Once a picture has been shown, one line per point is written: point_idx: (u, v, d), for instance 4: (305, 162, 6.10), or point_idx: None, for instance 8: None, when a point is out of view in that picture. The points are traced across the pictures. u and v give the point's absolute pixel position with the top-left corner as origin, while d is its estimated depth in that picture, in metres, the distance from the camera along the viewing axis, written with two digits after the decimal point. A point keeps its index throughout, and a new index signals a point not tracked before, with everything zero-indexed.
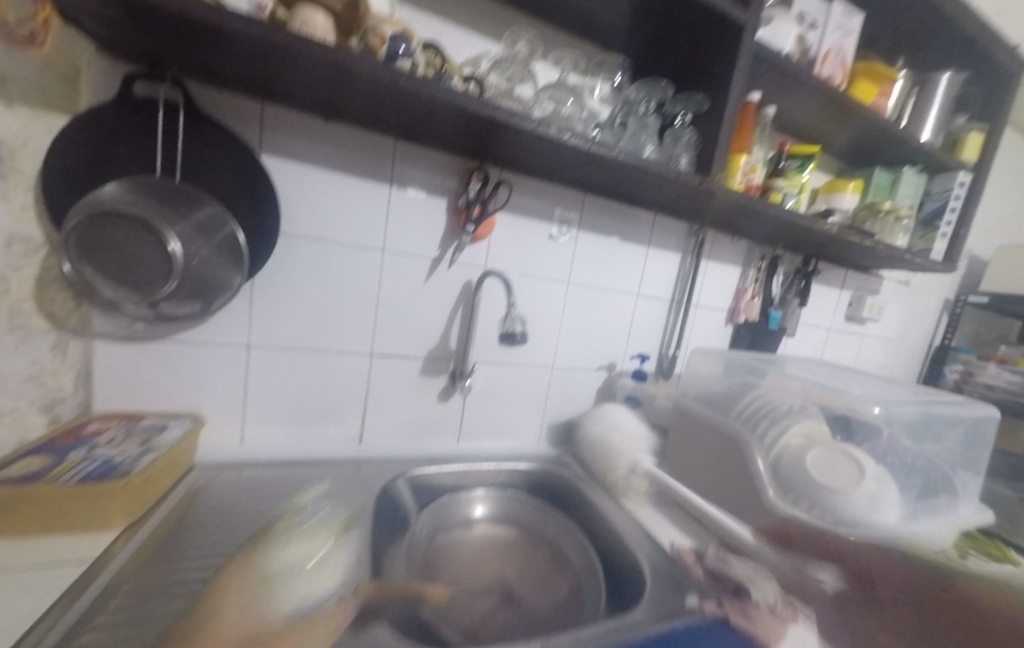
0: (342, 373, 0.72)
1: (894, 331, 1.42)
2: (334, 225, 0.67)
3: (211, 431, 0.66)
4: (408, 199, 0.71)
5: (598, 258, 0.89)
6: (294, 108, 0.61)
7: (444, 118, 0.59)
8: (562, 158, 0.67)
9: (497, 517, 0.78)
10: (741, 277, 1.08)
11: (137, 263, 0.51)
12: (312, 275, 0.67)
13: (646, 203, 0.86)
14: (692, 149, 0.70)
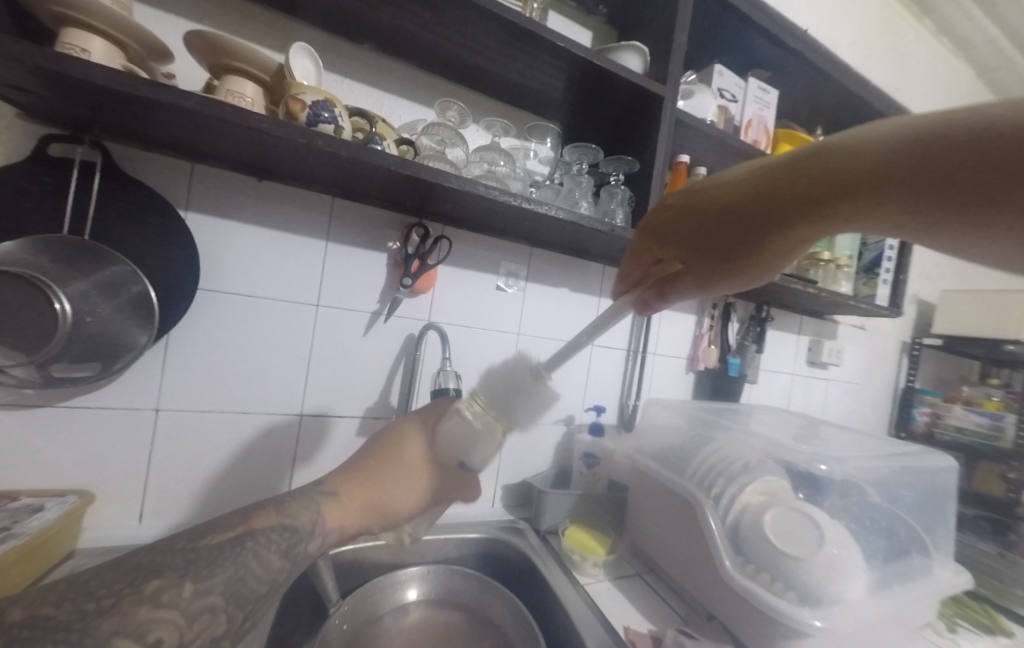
0: (268, 435, 0.67)
1: (856, 374, 1.43)
2: (263, 282, 0.65)
3: (107, 508, 0.59)
4: (344, 255, 0.70)
5: (548, 309, 0.88)
6: (223, 167, 0.60)
7: (372, 179, 0.59)
8: (499, 215, 0.67)
9: (431, 598, 0.70)
10: (696, 325, 1.09)
11: (22, 323, 0.47)
12: (236, 333, 0.64)
13: (592, 255, 0.88)
14: (627, 206, 0.71)
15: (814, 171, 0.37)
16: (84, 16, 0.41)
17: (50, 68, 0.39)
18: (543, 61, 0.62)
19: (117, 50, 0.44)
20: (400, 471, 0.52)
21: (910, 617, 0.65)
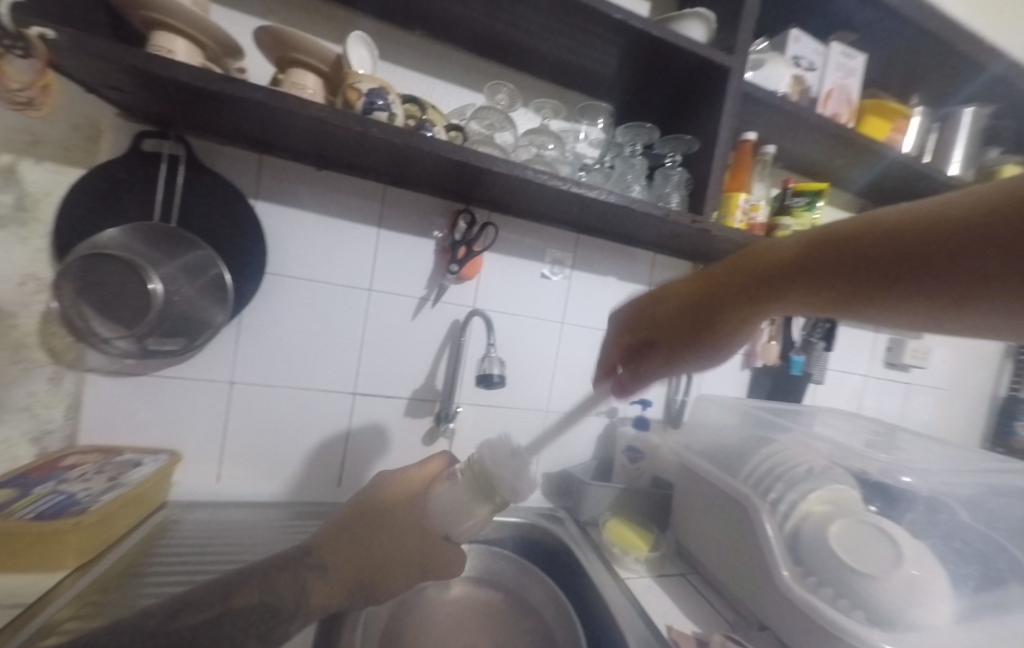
0: (323, 411, 0.72)
1: (945, 379, 1.27)
2: (321, 266, 0.69)
3: (190, 468, 0.67)
4: (394, 241, 0.72)
5: (593, 298, 0.86)
6: (287, 158, 0.64)
7: (422, 165, 0.60)
8: (548, 202, 0.66)
9: (471, 577, 0.72)
10: None
11: (122, 302, 0.53)
12: (297, 314, 0.68)
13: (642, 242, 0.84)
14: (684, 188, 0.67)
15: (777, 262, 0.39)
16: (169, 18, 0.45)
17: (143, 68, 0.43)
18: (597, 37, 0.59)
19: (198, 49, 0.48)
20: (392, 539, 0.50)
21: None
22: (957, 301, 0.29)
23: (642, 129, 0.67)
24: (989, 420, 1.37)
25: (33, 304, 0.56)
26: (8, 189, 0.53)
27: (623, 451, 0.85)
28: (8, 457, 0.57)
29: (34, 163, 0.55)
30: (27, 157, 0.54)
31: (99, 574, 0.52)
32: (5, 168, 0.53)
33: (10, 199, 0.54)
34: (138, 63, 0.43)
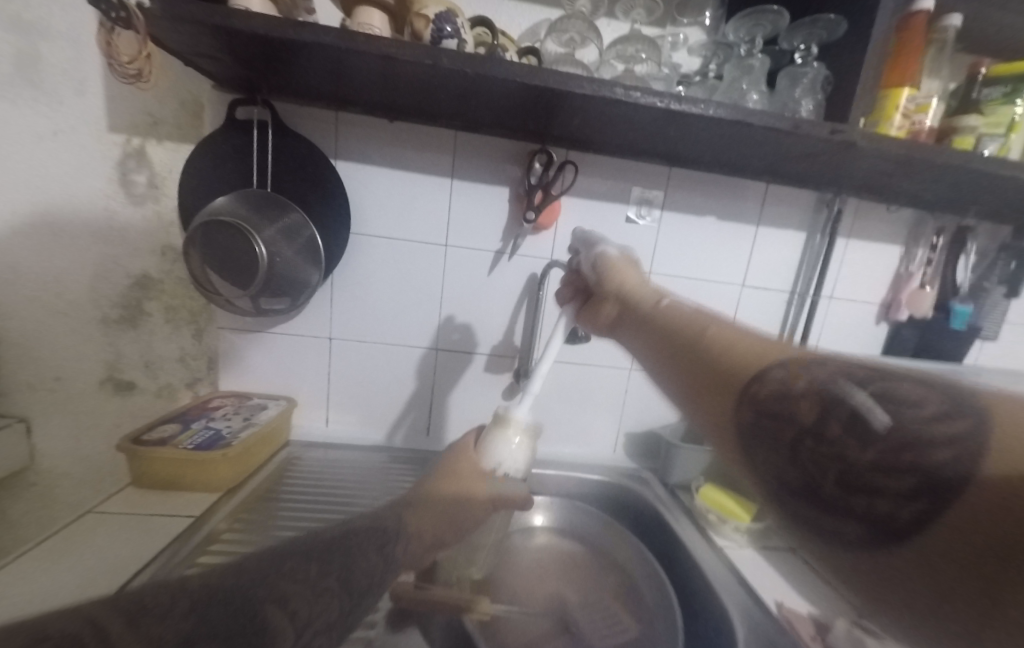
0: (411, 366, 0.75)
1: None
2: (400, 223, 0.69)
3: (304, 413, 0.75)
4: (469, 191, 0.69)
5: (687, 242, 0.76)
6: (362, 112, 0.63)
7: (496, 100, 0.54)
8: (638, 129, 0.57)
9: (557, 528, 0.73)
10: (903, 260, 0.82)
11: (237, 265, 0.58)
12: (381, 272, 0.70)
13: (754, 171, 0.70)
14: (821, 91, 0.53)
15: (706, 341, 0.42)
16: None
17: (227, 24, 0.44)
18: None
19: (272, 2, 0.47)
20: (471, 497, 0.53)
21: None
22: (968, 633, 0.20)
23: (764, 15, 0.53)
24: None
25: (173, 271, 0.64)
26: (142, 170, 0.60)
27: None
28: (173, 399, 0.69)
29: (156, 142, 0.61)
30: (150, 137, 0.60)
31: (236, 502, 0.60)
32: (138, 150, 0.60)
33: (146, 179, 0.61)
34: (222, 22, 0.44)
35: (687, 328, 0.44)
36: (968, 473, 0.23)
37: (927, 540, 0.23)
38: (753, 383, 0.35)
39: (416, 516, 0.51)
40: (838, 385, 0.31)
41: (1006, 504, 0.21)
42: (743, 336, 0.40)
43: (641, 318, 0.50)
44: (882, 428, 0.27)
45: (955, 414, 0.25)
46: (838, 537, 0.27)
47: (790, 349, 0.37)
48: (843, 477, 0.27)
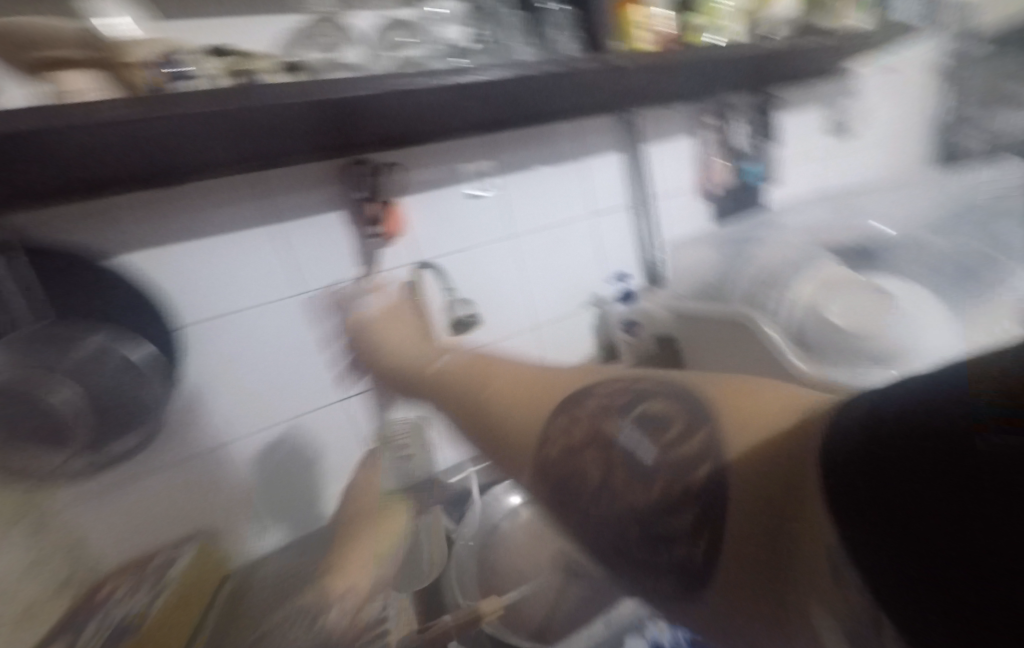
0: (319, 430, 0.71)
1: (891, 126, 1.26)
2: (239, 292, 0.61)
3: (229, 536, 0.65)
4: (301, 229, 0.63)
5: (532, 197, 0.79)
6: (123, 189, 0.52)
7: (284, 130, 0.49)
8: (440, 110, 0.56)
9: (535, 496, 0.73)
10: (700, 146, 0.96)
11: (42, 428, 0.46)
12: (244, 351, 0.62)
13: (561, 114, 0.75)
14: (578, 28, 0.57)
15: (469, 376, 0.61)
16: None
17: None
18: None
19: None
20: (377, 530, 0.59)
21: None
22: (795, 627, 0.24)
23: None
24: (936, 148, 1.38)
25: None
26: None
27: (621, 330, 0.86)
28: None
29: None
30: None
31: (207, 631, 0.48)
32: None
33: None
34: None
35: (473, 391, 0.54)
36: (718, 470, 0.30)
37: (723, 568, 0.28)
38: (549, 444, 0.41)
39: (338, 583, 0.50)
40: (604, 424, 0.38)
41: (755, 499, 0.28)
42: (519, 377, 0.52)
43: (428, 389, 0.63)
44: (652, 464, 0.34)
45: (690, 434, 0.34)
46: (673, 583, 0.31)
47: (551, 384, 0.48)
48: (648, 525, 0.32)
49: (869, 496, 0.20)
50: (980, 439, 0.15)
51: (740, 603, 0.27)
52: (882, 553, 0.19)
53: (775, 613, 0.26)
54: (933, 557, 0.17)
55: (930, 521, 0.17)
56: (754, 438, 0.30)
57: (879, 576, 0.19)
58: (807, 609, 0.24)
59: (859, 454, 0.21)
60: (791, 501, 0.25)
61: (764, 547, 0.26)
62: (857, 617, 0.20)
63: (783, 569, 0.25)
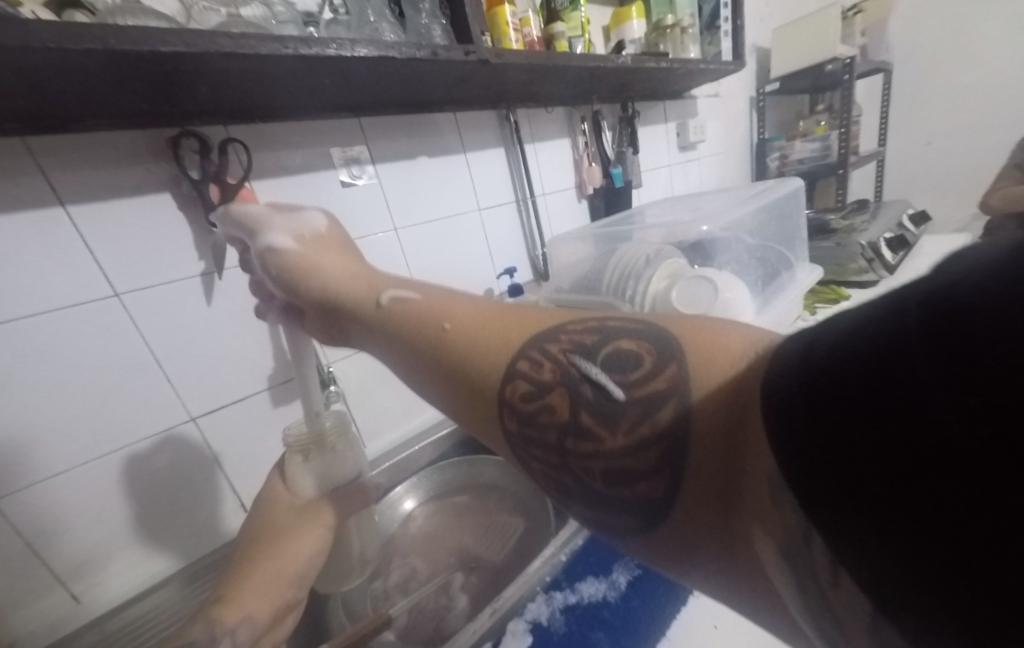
0: (151, 464, 0.56)
1: (721, 143, 1.51)
2: (12, 295, 0.46)
3: (17, 615, 0.50)
4: (109, 213, 0.50)
5: (413, 188, 0.76)
6: None
7: (64, 84, 0.38)
8: (292, 81, 0.50)
9: (428, 498, 0.72)
10: (573, 148, 1.02)
11: None
12: (26, 372, 0.47)
13: (436, 104, 0.73)
14: (443, 15, 0.56)
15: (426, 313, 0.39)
16: None
17: None
18: None
19: None
20: (311, 526, 0.44)
21: (786, 320, 0.84)
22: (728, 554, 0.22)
23: None
24: (754, 164, 1.69)
25: None
26: None
27: None
28: None
29: None
30: None
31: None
32: None
33: None
34: None
35: (422, 333, 0.36)
36: (685, 407, 0.24)
37: (678, 509, 0.24)
38: (507, 386, 0.30)
39: (233, 607, 0.37)
40: (570, 357, 0.29)
41: (715, 444, 0.22)
42: (483, 312, 0.35)
43: (372, 328, 0.41)
44: (621, 404, 0.26)
45: (658, 371, 0.26)
46: (610, 528, 0.27)
47: (532, 316, 0.33)
48: (608, 471, 0.26)
49: (804, 421, 0.17)
50: (971, 316, 0.12)
51: (685, 544, 0.24)
52: (829, 484, 0.16)
53: (726, 553, 0.22)
54: (870, 498, 0.15)
55: (875, 450, 0.14)
56: (722, 373, 0.23)
57: (819, 509, 0.16)
58: (754, 543, 0.20)
59: (795, 379, 0.18)
60: (738, 433, 0.21)
61: (716, 482, 0.22)
62: (792, 542, 0.18)
63: (732, 503, 0.21)
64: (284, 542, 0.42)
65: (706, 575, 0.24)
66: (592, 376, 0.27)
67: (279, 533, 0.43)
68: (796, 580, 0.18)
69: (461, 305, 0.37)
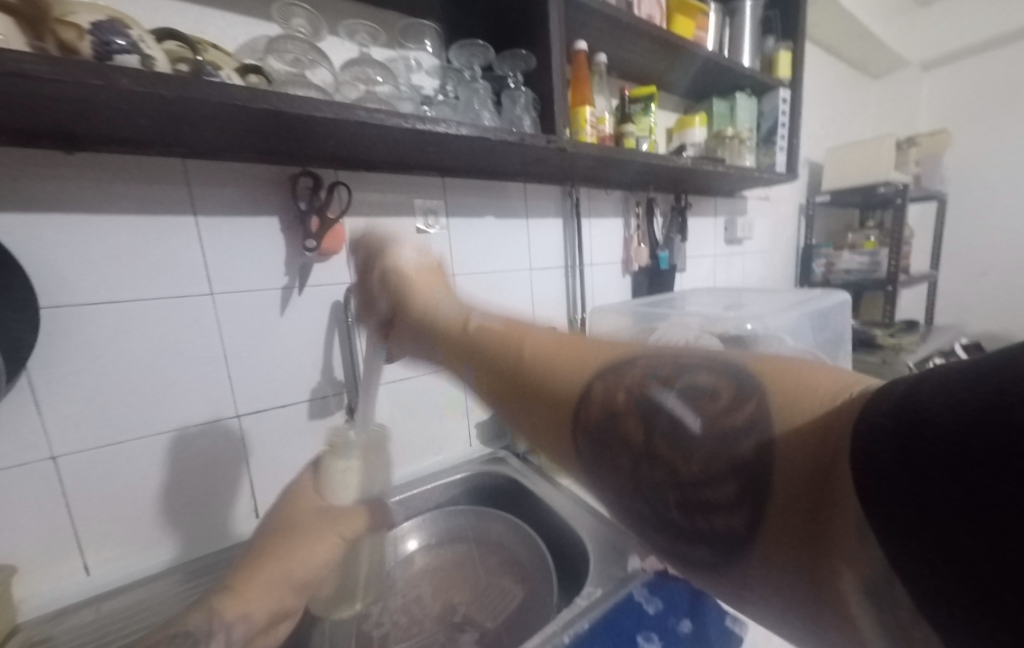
0: (196, 453, 0.60)
1: (767, 244, 1.56)
2: (130, 282, 0.54)
3: (39, 572, 0.53)
4: (226, 227, 0.59)
5: (476, 242, 0.83)
6: (22, 144, 0.46)
7: (225, 128, 0.48)
8: (399, 146, 0.58)
9: (433, 542, 0.72)
10: (625, 227, 1.09)
11: None
12: (120, 349, 0.54)
13: (510, 174, 0.82)
14: (533, 110, 0.65)
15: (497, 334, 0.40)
16: None
17: None
18: None
19: None
20: (321, 536, 0.49)
21: None
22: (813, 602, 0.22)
23: (473, 47, 0.64)
24: (798, 267, 1.72)
25: None
26: None
27: None
28: None
29: None
30: None
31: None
32: None
33: None
34: None
35: (499, 356, 0.38)
36: (766, 444, 0.25)
37: (759, 547, 0.24)
38: (582, 410, 0.32)
39: (236, 602, 0.43)
40: (647, 386, 0.30)
41: (800, 480, 0.23)
42: (560, 339, 0.37)
43: (447, 349, 0.44)
44: (697, 435, 0.27)
45: (739, 404, 0.27)
46: (686, 556, 0.28)
47: (606, 347, 0.35)
48: (685, 499, 0.27)
49: (901, 463, 0.18)
50: None
51: (761, 578, 0.24)
52: (913, 515, 0.18)
53: (805, 595, 0.22)
54: (953, 533, 0.16)
55: (961, 493, 0.16)
56: (808, 413, 0.24)
57: (899, 540, 0.18)
58: (838, 588, 0.21)
59: (896, 421, 0.19)
60: (819, 479, 0.22)
61: (798, 526, 0.23)
62: (876, 577, 0.19)
63: (812, 548, 0.22)
64: (297, 543, 0.48)
65: (779, 613, 0.24)
66: (671, 409, 0.29)
67: (296, 534, 0.48)
68: (873, 612, 0.19)
69: (534, 334, 0.38)
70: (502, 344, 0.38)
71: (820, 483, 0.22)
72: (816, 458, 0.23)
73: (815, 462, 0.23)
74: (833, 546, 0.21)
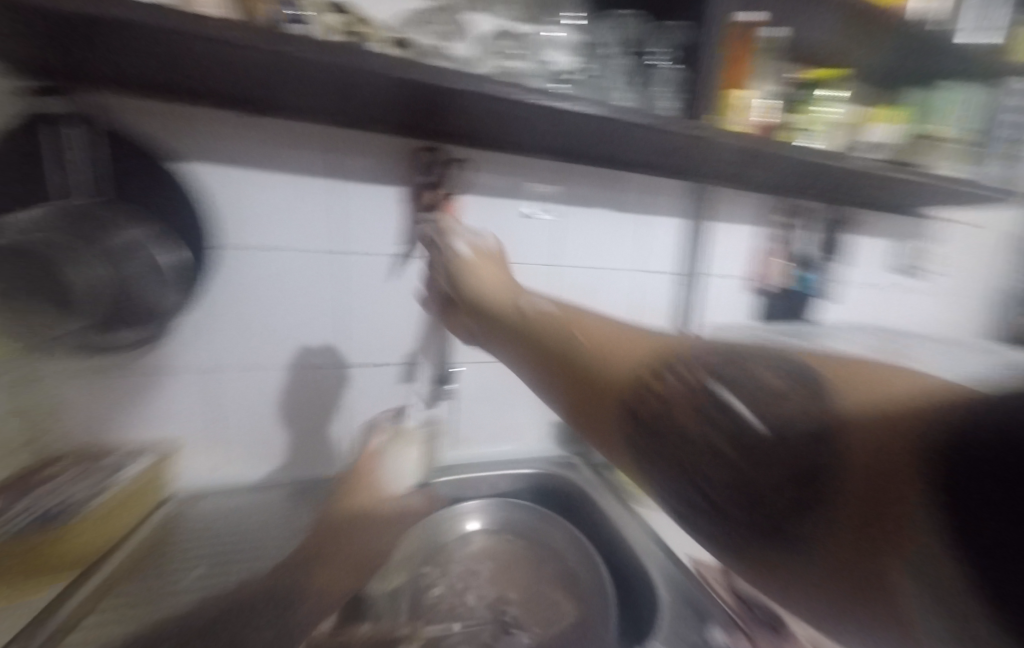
0: (307, 390, 0.67)
1: (951, 279, 1.24)
2: (279, 231, 0.61)
3: (183, 463, 0.63)
4: (359, 193, 0.64)
5: (582, 233, 0.80)
6: (218, 107, 0.54)
7: (375, 96, 0.50)
8: (524, 122, 0.56)
9: (493, 529, 0.71)
10: (757, 237, 0.95)
11: None
12: (265, 289, 0.62)
13: (634, 164, 0.76)
14: (677, 91, 0.59)
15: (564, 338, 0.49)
16: None
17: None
18: None
19: None
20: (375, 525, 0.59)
21: None
22: (857, 592, 0.28)
23: (623, 20, 0.60)
24: None
25: None
26: None
27: None
28: None
29: None
30: None
31: (121, 560, 0.53)
32: None
33: None
34: None
35: (559, 343, 0.49)
36: (844, 438, 0.29)
37: (819, 547, 0.29)
38: (634, 400, 0.40)
39: (317, 578, 0.51)
40: (709, 385, 0.37)
41: (869, 486, 0.27)
42: (615, 335, 0.46)
43: (514, 335, 0.56)
44: (760, 431, 0.34)
45: (811, 410, 0.31)
46: (735, 543, 0.34)
47: (661, 352, 0.41)
48: (752, 499, 0.33)
49: (973, 487, 0.24)
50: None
51: (813, 575, 0.30)
52: (975, 503, 0.24)
53: (861, 588, 0.28)
54: (985, 518, 0.24)
55: (981, 488, 0.24)
56: (888, 397, 0.28)
57: (970, 551, 0.24)
58: (886, 566, 0.27)
59: (960, 452, 0.25)
60: (894, 491, 0.26)
61: (860, 516, 0.28)
62: (935, 576, 0.25)
63: (871, 535, 0.27)
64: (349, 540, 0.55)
65: (818, 599, 0.30)
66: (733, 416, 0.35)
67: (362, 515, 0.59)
68: (930, 591, 0.25)
69: (591, 338, 0.46)
70: (569, 345, 0.47)
71: (884, 484, 0.27)
72: (892, 463, 0.27)
73: (880, 466, 0.27)
74: (894, 538, 0.27)
